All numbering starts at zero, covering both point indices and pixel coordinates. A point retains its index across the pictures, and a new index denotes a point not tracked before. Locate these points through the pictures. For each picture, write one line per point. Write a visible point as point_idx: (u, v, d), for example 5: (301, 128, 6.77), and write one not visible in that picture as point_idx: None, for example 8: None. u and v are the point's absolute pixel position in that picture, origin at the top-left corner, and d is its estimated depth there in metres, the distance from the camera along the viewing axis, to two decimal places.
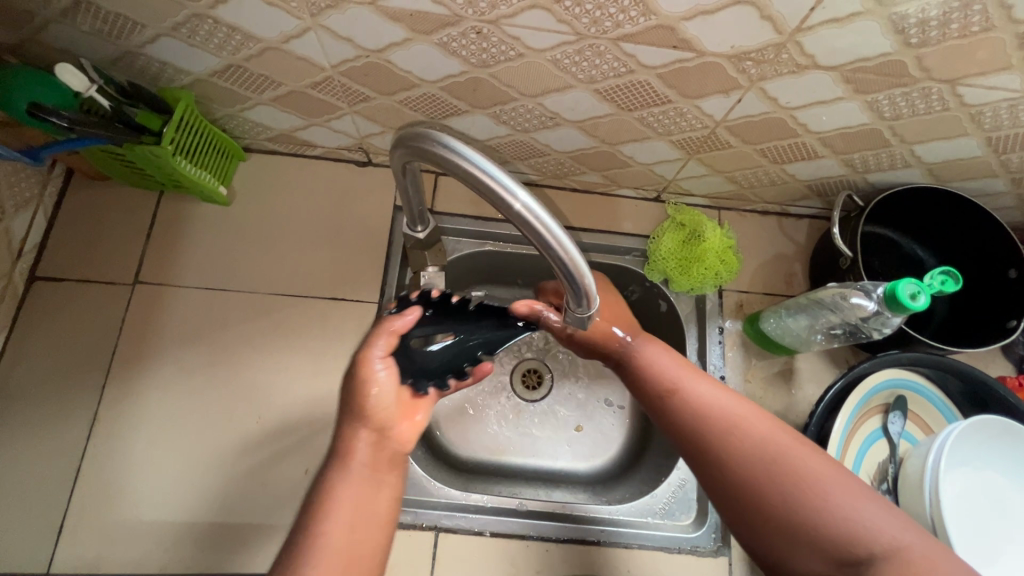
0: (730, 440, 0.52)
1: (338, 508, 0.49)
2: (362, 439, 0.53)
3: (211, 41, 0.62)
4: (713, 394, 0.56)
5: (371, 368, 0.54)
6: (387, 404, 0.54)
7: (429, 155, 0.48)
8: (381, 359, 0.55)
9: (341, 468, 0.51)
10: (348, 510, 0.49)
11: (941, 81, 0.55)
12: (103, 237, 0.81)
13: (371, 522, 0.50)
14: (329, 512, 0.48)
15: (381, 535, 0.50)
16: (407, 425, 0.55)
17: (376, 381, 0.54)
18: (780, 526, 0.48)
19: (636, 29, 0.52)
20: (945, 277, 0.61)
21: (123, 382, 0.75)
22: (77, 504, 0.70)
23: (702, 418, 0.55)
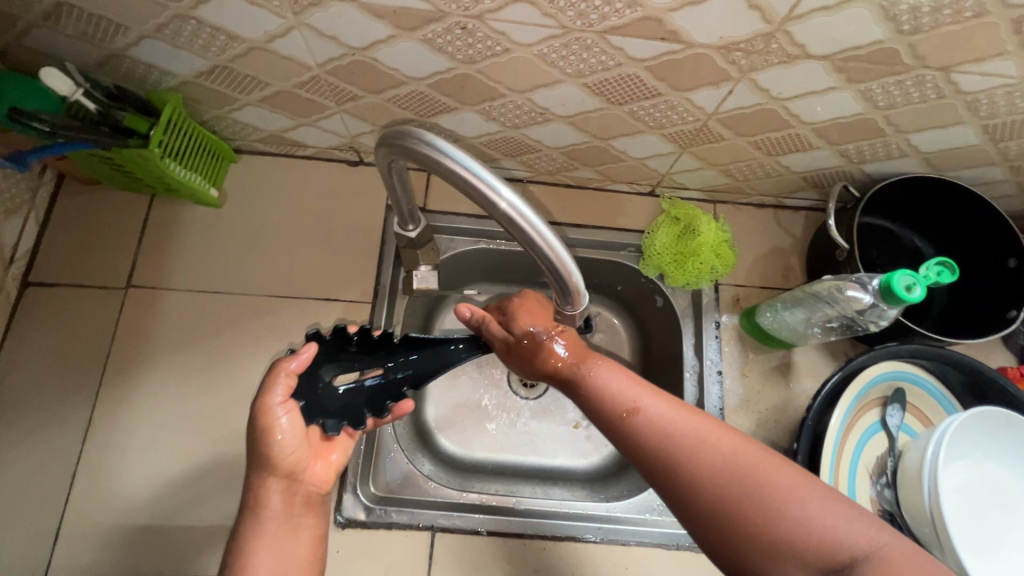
0: (696, 459, 0.49)
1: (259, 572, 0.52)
2: (275, 495, 0.55)
3: (195, 42, 0.62)
4: (670, 408, 0.53)
5: (273, 416, 0.56)
6: (294, 451, 0.56)
7: (412, 153, 0.47)
8: (281, 405, 0.57)
9: (256, 529, 0.54)
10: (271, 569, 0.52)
11: (934, 68, 0.54)
12: (95, 241, 0.80)
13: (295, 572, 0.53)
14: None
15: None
16: (320, 466, 0.58)
17: (279, 431, 0.55)
18: (755, 550, 0.45)
19: (622, 21, 0.51)
20: (942, 267, 0.60)
21: (117, 387, 0.75)
22: (73, 509, 0.70)
23: (664, 437, 0.51)
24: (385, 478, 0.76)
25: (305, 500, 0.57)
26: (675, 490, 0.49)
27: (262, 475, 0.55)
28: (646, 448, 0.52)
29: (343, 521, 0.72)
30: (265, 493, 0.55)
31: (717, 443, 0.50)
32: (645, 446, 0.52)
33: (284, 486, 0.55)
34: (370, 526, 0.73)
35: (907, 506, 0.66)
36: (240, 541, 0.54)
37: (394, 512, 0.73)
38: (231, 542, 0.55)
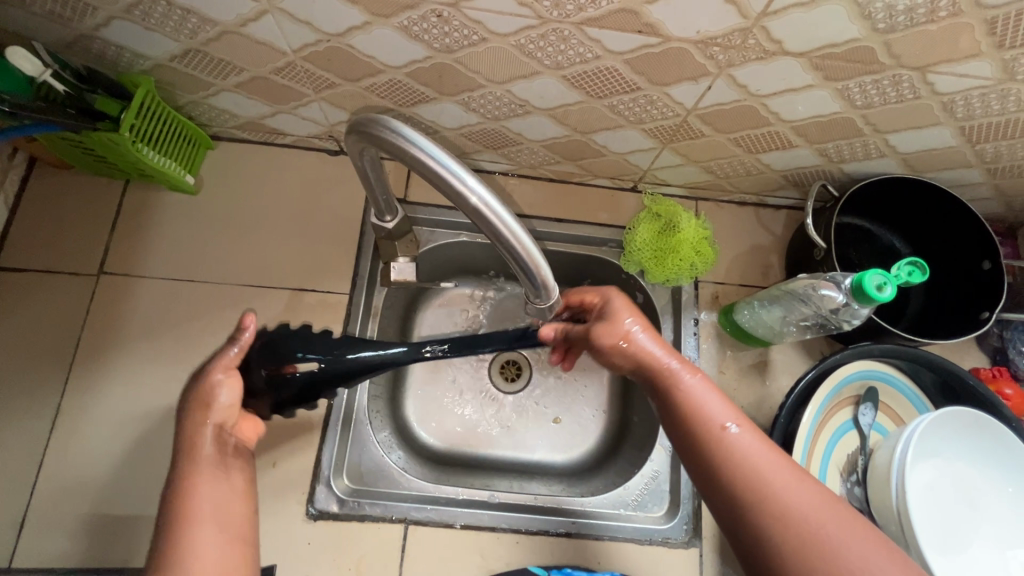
0: (768, 503, 0.44)
1: (196, 528, 0.46)
2: (209, 448, 0.50)
3: (167, 24, 0.60)
4: (749, 439, 0.47)
5: (215, 383, 0.53)
6: (230, 411, 0.53)
7: (381, 141, 0.46)
8: (224, 373, 0.54)
9: (197, 475, 0.48)
10: (209, 525, 0.46)
11: (910, 68, 0.54)
12: (66, 227, 0.79)
13: (231, 536, 0.47)
14: (190, 538, 0.45)
15: (237, 547, 0.47)
16: (247, 423, 0.56)
17: (218, 401, 0.52)
18: None
19: (598, 12, 0.51)
20: (913, 268, 0.60)
21: (88, 375, 0.74)
22: (39, 499, 0.69)
23: (738, 474, 0.46)
24: (359, 470, 0.76)
25: (234, 449, 0.53)
26: (741, 531, 0.45)
27: (194, 430, 0.51)
28: (721, 481, 0.46)
29: (315, 512, 0.72)
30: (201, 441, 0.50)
31: (796, 487, 0.44)
32: (721, 480, 0.46)
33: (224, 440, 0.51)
34: (343, 518, 0.72)
35: (875, 502, 0.66)
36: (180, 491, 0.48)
37: (367, 505, 0.73)
38: (162, 498, 0.48)
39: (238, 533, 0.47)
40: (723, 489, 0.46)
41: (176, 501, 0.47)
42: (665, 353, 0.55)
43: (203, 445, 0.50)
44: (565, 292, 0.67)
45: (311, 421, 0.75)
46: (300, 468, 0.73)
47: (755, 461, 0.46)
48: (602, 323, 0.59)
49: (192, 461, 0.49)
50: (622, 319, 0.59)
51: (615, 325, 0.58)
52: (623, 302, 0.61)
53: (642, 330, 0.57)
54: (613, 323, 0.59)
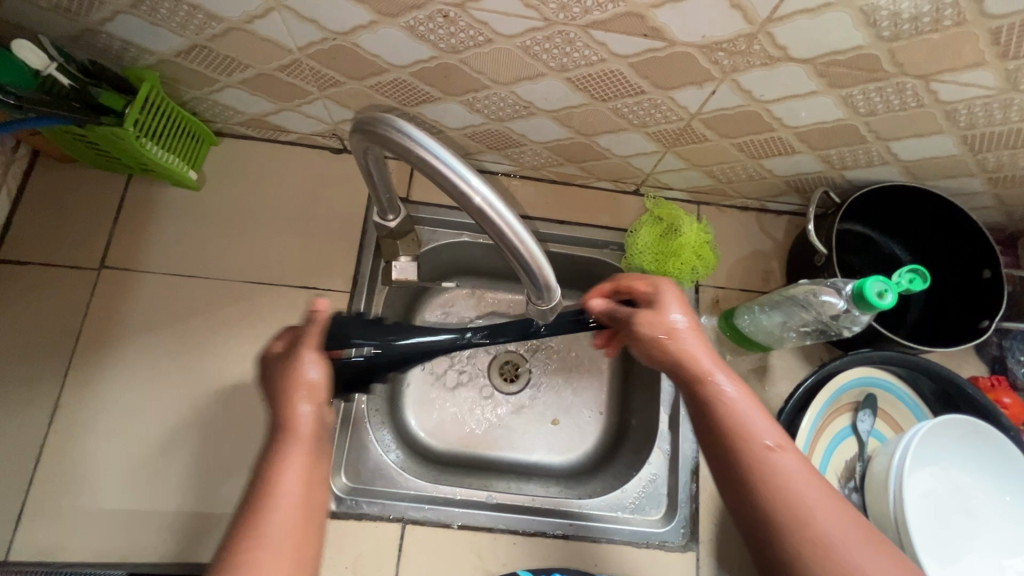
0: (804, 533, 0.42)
1: (275, 511, 0.42)
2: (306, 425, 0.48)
3: (173, 20, 0.60)
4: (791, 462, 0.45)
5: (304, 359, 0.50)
6: (319, 390, 0.50)
7: (386, 140, 0.46)
8: (312, 351, 0.51)
9: (286, 453, 0.45)
10: (289, 509, 0.43)
11: (914, 76, 0.55)
12: (68, 220, 0.79)
13: (305, 528, 0.43)
14: (266, 518, 0.42)
15: (307, 541, 0.42)
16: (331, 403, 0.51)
17: (307, 376, 0.50)
18: None
19: (604, 15, 0.51)
20: (914, 275, 0.60)
21: (88, 368, 0.74)
22: (37, 492, 0.69)
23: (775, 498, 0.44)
24: (356, 468, 0.75)
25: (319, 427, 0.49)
26: (769, 554, 0.44)
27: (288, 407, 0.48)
28: (749, 500, 0.45)
29: None
30: (296, 419, 0.48)
31: (835, 519, 0.43)
32: (755, 499, 0.45)
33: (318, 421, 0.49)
34: (340, 517, 0.72)
35: (872, 508, 0.66)
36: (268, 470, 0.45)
37: (364, 504, 0.73)
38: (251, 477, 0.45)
39: (312, 525, 0.43)
40: (757, 511, 0.45)
41: (262, 478, 0.44)
42: (705, 358, 0.52)
43: (300, 422, 0.48)
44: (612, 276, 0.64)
45: None
46: None
47: (796, 489, 0.44)
48: (651, 314, 0.56)
49: (288, 439, 0.47)
50: (672, 314, 0.55)
51: (663, 319, 0.55)
52: (677, 296, 0.57)
53: (685, 329, 0.54)
54: (660, 317, 0.55)
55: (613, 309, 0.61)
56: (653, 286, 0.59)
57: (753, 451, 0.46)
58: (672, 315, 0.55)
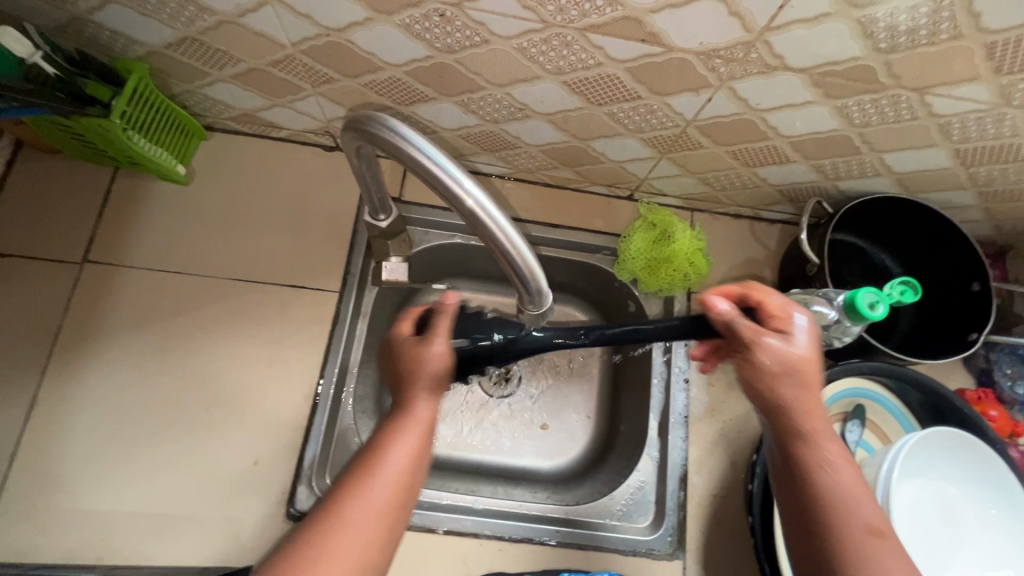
0: None
1: (379, 479, 0.45)
2: (421, 410, 0.50)
3: (163, 11, 0.59)
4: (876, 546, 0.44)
5: (433, 338, 0.53)
6: (439, 371, 0.52)
7: (378, 141, 0.45)
8: (443, 334, 0.54)
9: (402, 430, 0.48)
10: (391, 481, 0.45)
11: (910, 89, 0.55)
12: (50, 212, 0.77)
13: (400, 507, 0.45)
14: (371, 481, 0.45)
15: (395, 521, 0.45)
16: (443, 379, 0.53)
17: (432, 352, 0.52)
18: None
19: (602, 19, 0.50)
20: (905, 287, 0.60)
21: (67, 365, 0.72)
22: (11, 491, 0.67)
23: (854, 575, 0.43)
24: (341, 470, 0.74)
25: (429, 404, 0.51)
26: None
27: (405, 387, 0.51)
28: (818, 559, 0.45)
29: (295, 513, 0.70)
30: (415, 401, 0.50)
31: None
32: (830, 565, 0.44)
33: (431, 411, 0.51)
34: None
35: None
36: (380, 435, 0.48)
37: None
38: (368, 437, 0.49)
39: (404, 505, 0.46)
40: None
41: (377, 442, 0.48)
42: (815, 415, 0.49)
43: (416, 404, 0.50)
44: (744, 281, 0.55)
45: (294, 421, 0.74)
46: (281, 466, 0.72)
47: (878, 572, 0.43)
48: (782, 345, 0.49)
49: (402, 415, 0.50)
50: (805, 357, 0.49)
51: (793, 359, 0.49)
52: (815, 338, 0.51)
53: (805, 377, 0.49)
54: (793, 356, 0.49)
55: (734, 318, 0.51)
56: (793, 317, 0.51)
57: (847, 530, 0.45)
58: (802, 358, 0.49)
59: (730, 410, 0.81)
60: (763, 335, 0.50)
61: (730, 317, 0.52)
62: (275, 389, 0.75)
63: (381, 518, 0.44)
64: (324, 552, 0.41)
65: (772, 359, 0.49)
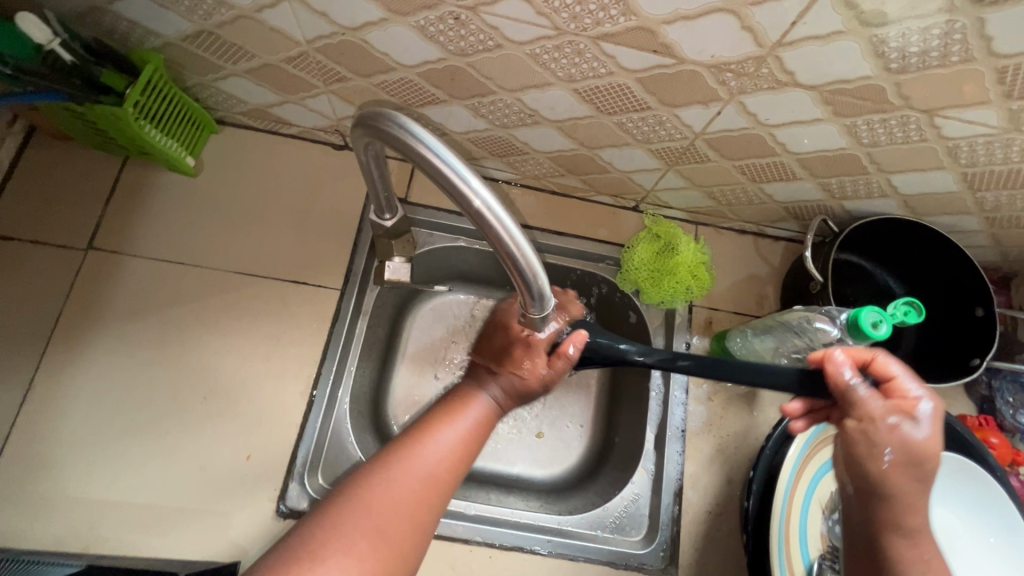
0: None
1: (469, 410, 0.59)
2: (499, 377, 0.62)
3: (182, 4, 0.60)
4: None
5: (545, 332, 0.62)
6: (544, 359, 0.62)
7: (387, 136, 0.45)
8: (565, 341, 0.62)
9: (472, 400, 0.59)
10: (455, 438, 0.55)
11: (919, 110, 0.55)
12: (57, 198, 0.77)
13: (451, 466, 0.53)
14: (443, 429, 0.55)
15: (452, 475, 0.53)
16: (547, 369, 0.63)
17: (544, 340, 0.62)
18: None
19: (616, 28, 0.51)
20: (909, 308, 0.59)
21: (66, 350, 0.72)
22: (1, 475, 0.67)
23: None
24: (334, 470, 0.74)
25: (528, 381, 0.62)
26: None
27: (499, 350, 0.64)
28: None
29: (285, 511, 0.69)
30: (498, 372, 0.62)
31: None
32: None
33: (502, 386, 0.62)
34: None
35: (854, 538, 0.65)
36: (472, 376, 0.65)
37: None
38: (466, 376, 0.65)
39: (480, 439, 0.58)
40: None
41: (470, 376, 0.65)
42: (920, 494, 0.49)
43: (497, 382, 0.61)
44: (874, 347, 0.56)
45: (289, 417, 0.73)
46: (274, 462, 0.71)
47: None
48: (908, 430, 0.50)
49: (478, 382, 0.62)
50: (927, 446, 0.49)
51: (913, 448, 0.49)
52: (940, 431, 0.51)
53: (925, 462, 0.49)
54: (912, 444, 0.49)
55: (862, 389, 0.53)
56: (921, 403, 0.52)
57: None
58: (927, 442, 0.49)
59: (728, 426, 0.81)
60: (885, 413, 0.51)
61: (850, 382, 0.54)
62: (272, 384, 0.74)
63: (442, 471, 0.52)
64: (377, 495, 0.48)
65: (898, 438, 0.50)
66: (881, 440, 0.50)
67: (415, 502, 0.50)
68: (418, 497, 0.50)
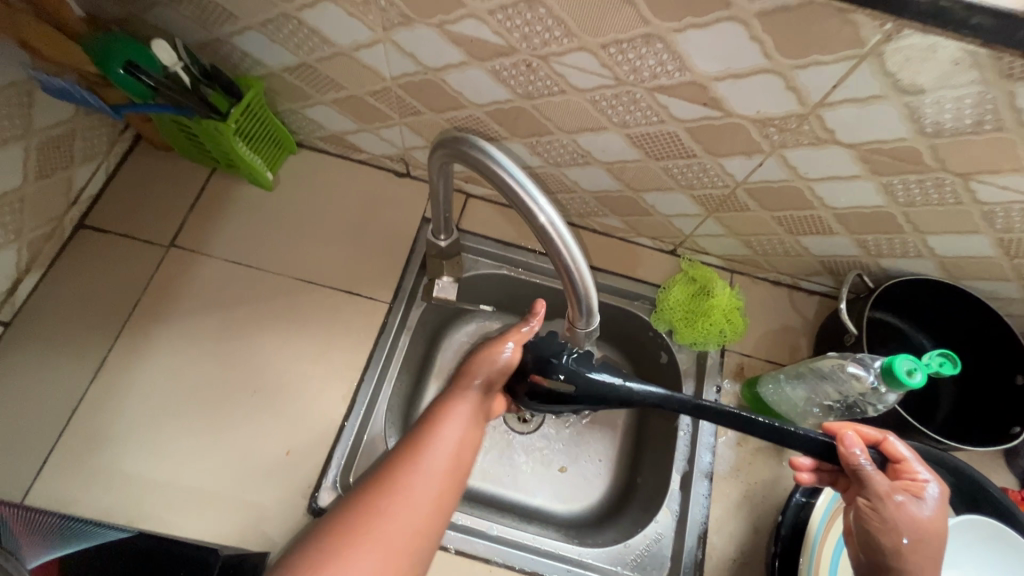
0: None
1: (448, 428, 0.59)
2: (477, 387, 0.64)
3: (292, 40, 0.69)
4: None
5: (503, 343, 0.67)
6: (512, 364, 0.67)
7: (465, 156, 0.51)
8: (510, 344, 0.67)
9: (450, 412, 0.60)
10: (439, 460, 0.56)
11: (954, 173, 0.58)
12: (150, 199, 0.86)
13: (437, 496, 0.55)
14: (427, 451, 0.56)
15: (442, 500, 0.55)
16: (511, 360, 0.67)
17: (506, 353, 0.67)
18: None
19: (671, 82, 0.57)
20: (944, 358, 0.60)
21: (138, 334, 0.79)
22: (66, 443, 0.72)
23: None
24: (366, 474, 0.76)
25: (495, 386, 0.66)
26: None
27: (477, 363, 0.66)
28: None
29: (317, 509, 0.71)
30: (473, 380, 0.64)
31: None
32: None
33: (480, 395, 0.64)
34: None
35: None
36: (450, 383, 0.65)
37: None
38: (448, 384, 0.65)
39: (464, 458, 0.59)
40: None
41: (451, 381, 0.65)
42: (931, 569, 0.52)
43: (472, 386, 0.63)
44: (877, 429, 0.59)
45: (330, 418, 0.77)
46: (312, 460, 0.74)
47: None
48: (916, 509, 0.52)
49: (461, 389, 0.63)
50: (933, 526, 0.52)
51: (921, 527, 0.52)
52: (943, 510, 0.53)
53: (929, 538, 0.52)
54: (921, 524, 0.52)
55: (872, 468, 0.54)
56: (926, 484, 0.55)
57: None
58: (933, 521, 0.52)
59: (757, 474, 0.80)
60: (894, 492, 0.53)
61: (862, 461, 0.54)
62: (317, 384, 0.79)
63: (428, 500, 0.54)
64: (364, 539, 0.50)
65: (908, 518, 0.52)
66: (893, 519, 0.52)
67: (402, 530, 0.52)
68: (404, 529, 0.52)
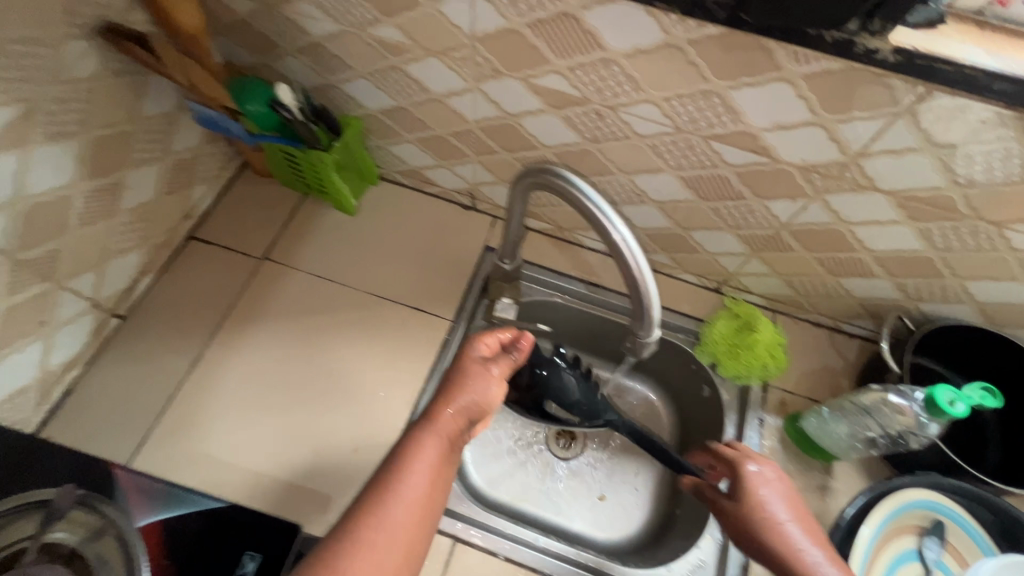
0: None
1: (415, 470, 0.56)
2: (452, 420, 0.61)
3: (394, 88, 0.82)
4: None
5: (487, 376, 0.65)
6: (492, 397, 0.64)
7: (546, 182, 0.59)
8: (494, 377, 0.66)
9: (420, 450, 0.58)
10: (405, 508, 0.53)
11: (988, 222, 0.64)
12: (250, 217, 0.98)
13: (404, 545, 0.52)
14: (390, 501, 0.53)
15: (410, 549, 0.52)
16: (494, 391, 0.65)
17: (490, 385, 0.65)
18: None
19: (724, 131, 0.65)
20: (986, 392, 0.64)
21: (230, 333, 0.88)
22: (162, 423, 0.80)
23: None
24: None
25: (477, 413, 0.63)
26: None
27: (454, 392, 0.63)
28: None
29: None
30: (444, 413, 0.61)
31: None
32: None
33: (456, 428, 0.61)
34: None
35: None
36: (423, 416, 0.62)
37: None
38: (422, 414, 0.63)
39: (434, 500, 0.56)
40: None
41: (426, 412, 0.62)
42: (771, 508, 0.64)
43: (444, 419, 0.61)
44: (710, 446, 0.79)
45: (393, 422, 0.83)
46: (375, 458, 0.80)
47: None
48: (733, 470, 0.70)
49: (433, 421, 0.61)
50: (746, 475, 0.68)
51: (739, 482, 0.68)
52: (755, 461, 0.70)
53: (758, 488, 0.66)
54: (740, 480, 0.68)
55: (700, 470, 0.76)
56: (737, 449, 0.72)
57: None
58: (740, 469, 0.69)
59: None
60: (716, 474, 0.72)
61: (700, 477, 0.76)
62: (383, 389, 0.86)
63: (396, 552, 0.51)
64: None
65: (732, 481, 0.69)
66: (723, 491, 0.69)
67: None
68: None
